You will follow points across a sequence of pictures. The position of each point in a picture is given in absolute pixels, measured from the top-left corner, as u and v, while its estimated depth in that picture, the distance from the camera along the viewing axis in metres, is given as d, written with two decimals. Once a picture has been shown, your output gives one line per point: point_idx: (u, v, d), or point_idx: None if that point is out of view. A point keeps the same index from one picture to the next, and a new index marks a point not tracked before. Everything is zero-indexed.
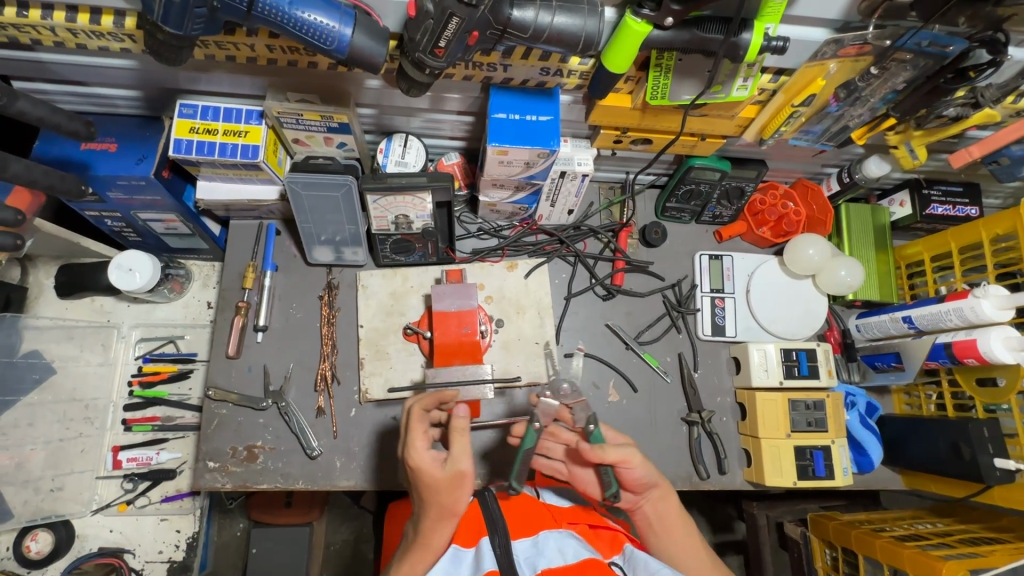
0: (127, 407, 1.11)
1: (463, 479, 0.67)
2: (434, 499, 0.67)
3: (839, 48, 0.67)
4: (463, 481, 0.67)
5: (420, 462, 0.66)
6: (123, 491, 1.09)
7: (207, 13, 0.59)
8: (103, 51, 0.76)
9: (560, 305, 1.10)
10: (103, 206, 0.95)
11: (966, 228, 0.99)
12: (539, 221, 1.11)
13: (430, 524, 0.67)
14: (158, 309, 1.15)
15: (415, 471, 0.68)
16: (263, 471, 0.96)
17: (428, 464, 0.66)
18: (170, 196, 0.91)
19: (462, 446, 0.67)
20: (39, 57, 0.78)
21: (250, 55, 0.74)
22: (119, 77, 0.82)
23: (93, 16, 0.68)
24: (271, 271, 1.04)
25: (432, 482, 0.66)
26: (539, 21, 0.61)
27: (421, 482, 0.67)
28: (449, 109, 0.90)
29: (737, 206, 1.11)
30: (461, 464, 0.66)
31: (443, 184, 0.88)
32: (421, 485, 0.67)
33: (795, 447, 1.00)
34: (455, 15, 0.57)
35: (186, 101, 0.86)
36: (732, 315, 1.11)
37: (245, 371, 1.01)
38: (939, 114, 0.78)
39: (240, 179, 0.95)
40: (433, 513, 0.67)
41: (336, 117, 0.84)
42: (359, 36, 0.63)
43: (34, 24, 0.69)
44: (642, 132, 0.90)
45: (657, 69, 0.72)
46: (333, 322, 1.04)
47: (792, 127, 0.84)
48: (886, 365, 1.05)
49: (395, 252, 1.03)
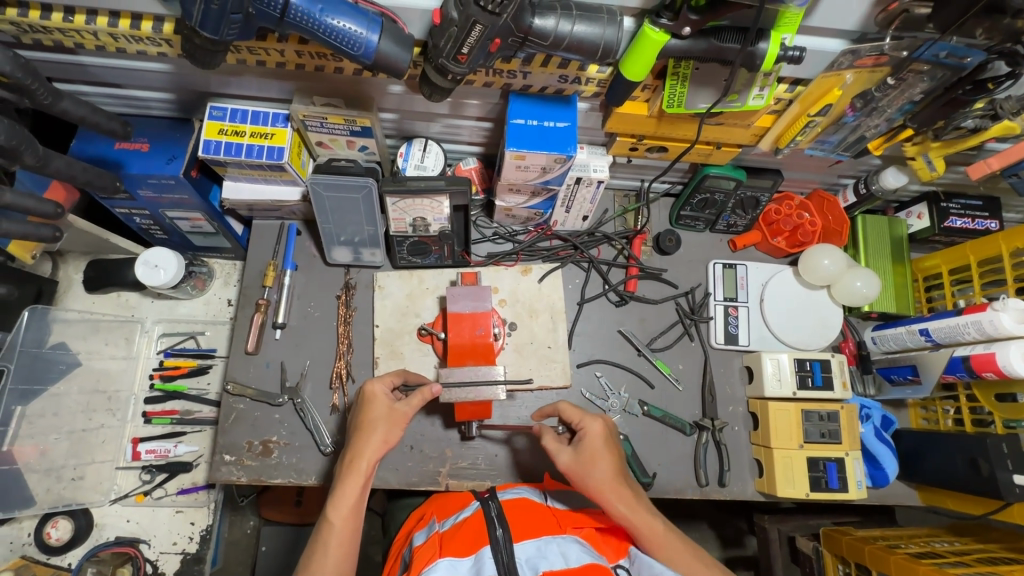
0: (148, 400, 1.14)
1: (396, 415, 0.82)
2: (374, 427, 0.81)
3: (856, 58, 0.68)
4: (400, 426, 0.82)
5: (376, 390, 0.84)
6: (141, 482, 1.11)
7: (242, 19, 0.62)
8: (141, 55, 0.79)
9: (573, 310, 1.11)
10: (133, 204, 0.99)
11: (986, 241, 0.98)
12: (554, 227, 1.13)
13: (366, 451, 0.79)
14: (181, 305, 1.19)
15: (363, 404, 0.84)
16: (277, 466, 0.98)
17: (381, 394, 0.84)
18: (197, 195, 0.94)
19: (415, 399, 0.83)
20: (80, 59, 0.81)
21: (279, 60, 0.77)
22: (154, 80, 0.86)
23: (134, 22, 0.71)
24: (290, 270, 1.06)
25: (378, 412, 0.82)
26: (559, 30, 0.62)
27: (363, 412, 0.83)
28: (468, 115, 0.93)
29: (752, 215, 1.11)
30: (398, 405, 0.83)
31: (460, 188, 0.91)
32: (367, 409, 0.83)
33: (807, 459, 0.99)
34: (478, 23, 0.58)
35: (217, 104, 0.89)
36: (746, 324, 1.11)
37: (263, 366, 1.03)
38: (957, 125, 0.78)
39: (264, 179, 0.98)
40: (370, 433, 0.80)
41: (359, 121, 0.87)
42: (385, 42, 0.65)
43: (79, 29, 0.72)
44: (658, 140, 0.91)
45: (674, 78, 0.73)
46: (350, 321, 1.06)
47: (807, 136, 0.84)
48: (902, 378, 1.04)
49: (412, 254, 1.05)
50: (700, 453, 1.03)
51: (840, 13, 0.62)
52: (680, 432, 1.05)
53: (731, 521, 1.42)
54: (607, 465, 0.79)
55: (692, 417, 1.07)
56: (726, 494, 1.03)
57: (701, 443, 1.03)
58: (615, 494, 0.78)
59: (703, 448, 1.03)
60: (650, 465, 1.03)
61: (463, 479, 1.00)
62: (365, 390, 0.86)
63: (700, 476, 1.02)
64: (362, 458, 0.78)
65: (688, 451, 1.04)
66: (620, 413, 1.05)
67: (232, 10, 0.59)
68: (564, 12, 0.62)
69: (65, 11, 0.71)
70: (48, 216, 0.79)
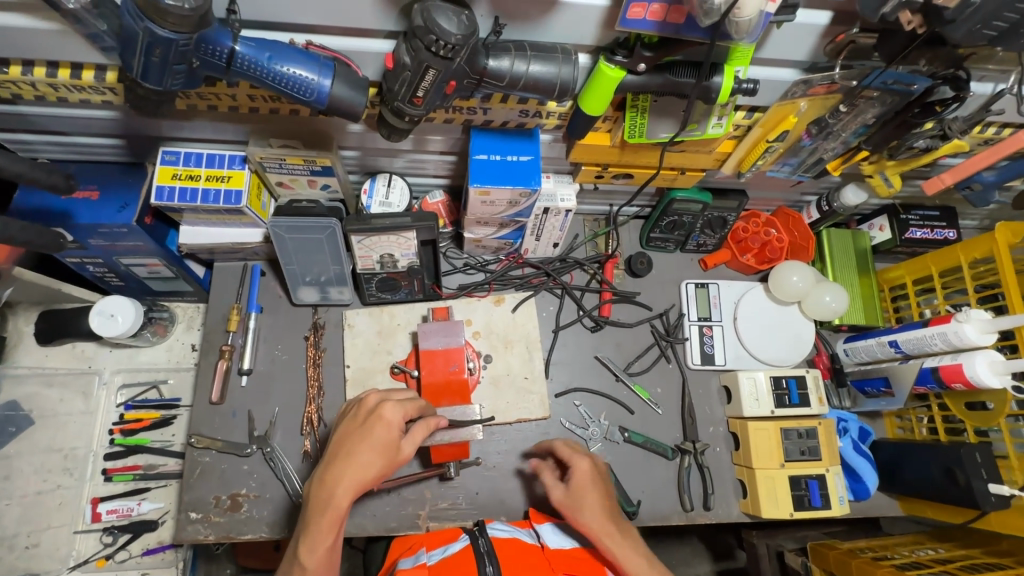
0: (107, 456, 1.08)
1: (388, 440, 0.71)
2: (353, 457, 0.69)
3: (809, 87, 0.69)
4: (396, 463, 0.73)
5: (390, 414, 0.73)
6: (101, 545, 1.04)
7: (187, 70, 0.60)
8: (84, 104, 0.76)
9: (549, 337, 1.09)
10: (84, 253, 0.94)
11: (945, 253, 1.00)
12: (525, 254, 1.11)
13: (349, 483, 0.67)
14: (141, 353, 1.13)
15: (364, 425, 0.72)
16: (247, 521, 0.93)
17: (392, 419, 0.73)
18: (153, 242, 0.91)
19: (416, 433, 0.76)
20: (19, 109, 0.78)
21: (231, 104, 0.75)
22: (101, 127, 0.83)
23: (74, 71, 0.69)
24: (255, 313, 1.03)
25: (378, 437, 0.71)
26: (515, 70, 0.62)
27: (361, 432, 0.71)
28: (432, 150, 0.92)
29: (720, 235, 1.12)
30: (380, 433, 0.71)
31: (427, 223, 0.89)
32: (368, 431, 0.71)
33: (789, 478, 0.98)
34: (431, 68, 0.57)
35: (169, 148, 0.86)
36: (721, 343, 1.11)
37: (230, 416, 0.98)
38: (910, 145, 0.80)
39: (223, 222, 0.94)
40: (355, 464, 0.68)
41: (318, 161, 0.85)
42: (338, 86, 0.63)
43: (15, 80, 0.69)
44: (622, 168, 0.91)
45: (633, 110, 0.73)
46: (320, 363, 1.02)
47: (768, 160, 0.86)
48: (876, 390, 1.06)
49: (381, 290, 1.03)
50: (684, 477, 1.02)
51: (790, 46, 0.63)
52: (663, 457, 1.04)
53: (719, 537, 1.41)
54: (594, 506, 0.76)
55: (673, 440, 1.06)
56: (710, 518, 1.02)
57: (684, 467, 1.02)
58: (605, 534, 0.73)
59: (686, 471, 1.02)
60: (635, 493, 1.01)
61: (445, 520, 0.96)
62: (373, 411, 0.74)
63: (685, 501, 1.01)
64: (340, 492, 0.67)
65: (671, 476, 1.03)
66: (601, 442, 1.04)
67: (175, 61, 0.57)
68: (518, 52, 0.62)
69: None
70: None
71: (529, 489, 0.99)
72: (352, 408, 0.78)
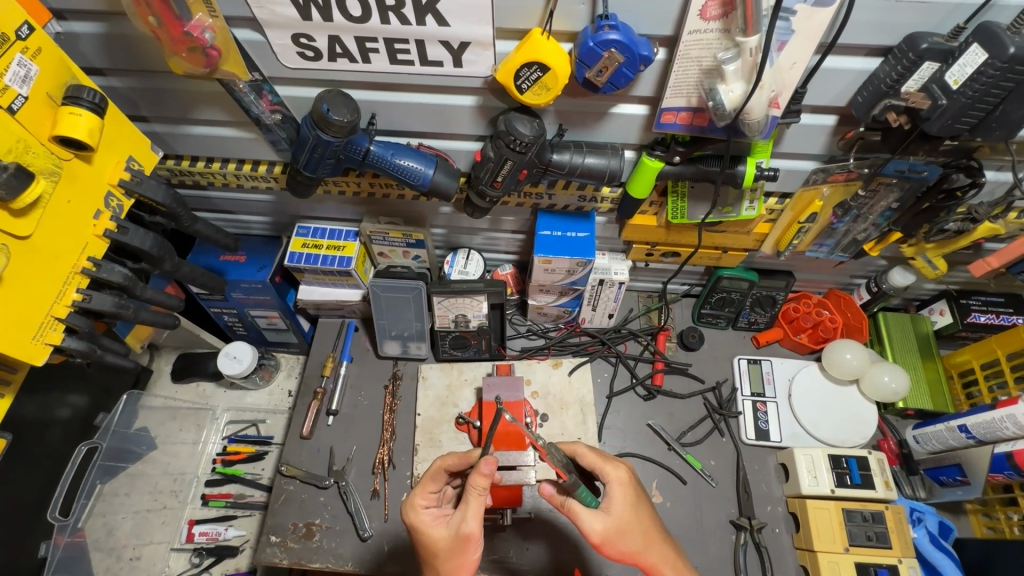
0: (208, 482, 1.22)
1: (473, 542, 0.73)
2: (470, 499, 0.72)
3: (828, 175, 0.81)
4: (438, 470, 0.82)
5: (468, 527, 0.72)
6: (190, 565, 1.15)
7: (334, 162, 0.81)
8: (253, 190, 1.03)
9: (603, 402, 1.15)
10: (225, 304, 1.17)
11: (1009, 335, 1.01)
12: (582, 323, 1.22)
13: (476, 530, 0.72)
14: (249, 395, 1.32)
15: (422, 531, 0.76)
16: (318, 550, 1.01)
17: (429, 526, 0.76)
18: (277, 296, 1.12)
19: (478, 507, 0.73)
20: (207, 192, 1.06)
21: (356, 189, 0.98)
22: (260, 208, 1.10)
23: (254, 165, 0.95)
24: (346, 361, 1.19)
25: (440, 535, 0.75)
26: (573, 162, 0.78)
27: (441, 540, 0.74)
28: (505, 229, 1.11)
29: (771, 313, 1.18)
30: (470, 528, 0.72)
31: (497, 289, 1.04)
32: (435, 547, 0.75)
33: (855, 563, 0.94)
34: (509, 160, 0.75)
35: (303, 224, 1.09)
36: (776, 419, 1.12)
37: (314, 451, 1.11)
38: (941, 228, 0.86)
39: (333, 283, 1.14)
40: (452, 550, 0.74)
41: (414, 235, 1.05)
42: (439, 175, 0.83)
43: (213, 172, 0.96)
44: (670, 247, 1.04)
45: (674, 195, 0.88)
46: (395, 409, 1.15)
47: (804, 240, 0.96)
48: (951, 479, 1.01)
49: (454, 347, 1.17)
50: (739, 555, 0.98)
51: (804, 143, 0.76)
52: (717, 532, 1.01)
53: None
54: (637, 531, 0.73)
55: (727, 515, 1.03)
56: None
57: (739, 544, 0.99)
58: (631, 529, 0.72)
59: (742, 549, 0.99)
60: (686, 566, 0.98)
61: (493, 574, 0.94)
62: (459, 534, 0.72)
63: None
64: (439, 525, 0.76)
65: (726, 554, 1.00)
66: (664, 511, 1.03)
67: (328, 157, 0.79)
68: (576, 149, 0.78)
69: (206, 160, 0.96)
70: (169, 326, 0.87)
71: (573, 549, 0.97)
72: (472, 497, 0.72)
